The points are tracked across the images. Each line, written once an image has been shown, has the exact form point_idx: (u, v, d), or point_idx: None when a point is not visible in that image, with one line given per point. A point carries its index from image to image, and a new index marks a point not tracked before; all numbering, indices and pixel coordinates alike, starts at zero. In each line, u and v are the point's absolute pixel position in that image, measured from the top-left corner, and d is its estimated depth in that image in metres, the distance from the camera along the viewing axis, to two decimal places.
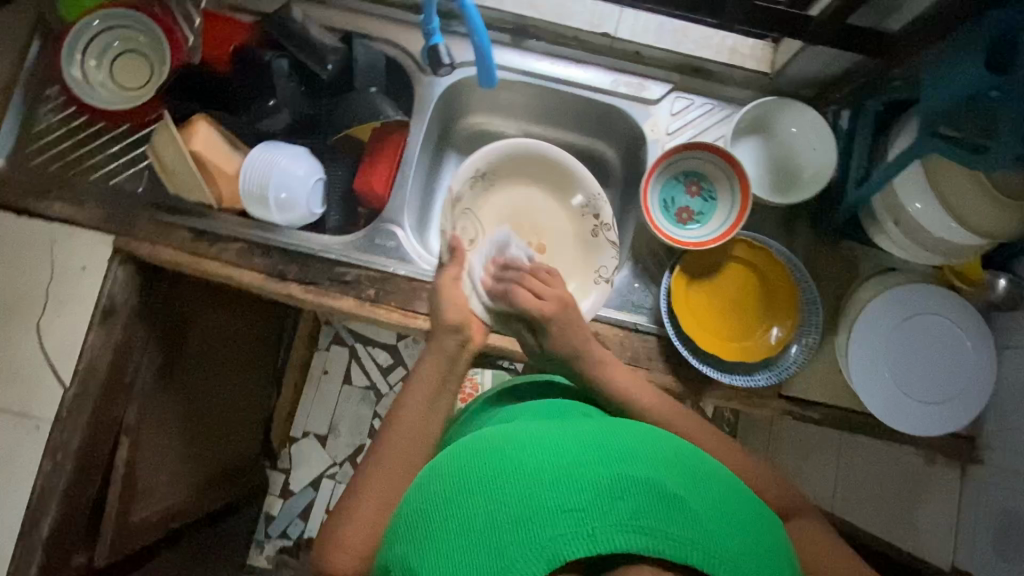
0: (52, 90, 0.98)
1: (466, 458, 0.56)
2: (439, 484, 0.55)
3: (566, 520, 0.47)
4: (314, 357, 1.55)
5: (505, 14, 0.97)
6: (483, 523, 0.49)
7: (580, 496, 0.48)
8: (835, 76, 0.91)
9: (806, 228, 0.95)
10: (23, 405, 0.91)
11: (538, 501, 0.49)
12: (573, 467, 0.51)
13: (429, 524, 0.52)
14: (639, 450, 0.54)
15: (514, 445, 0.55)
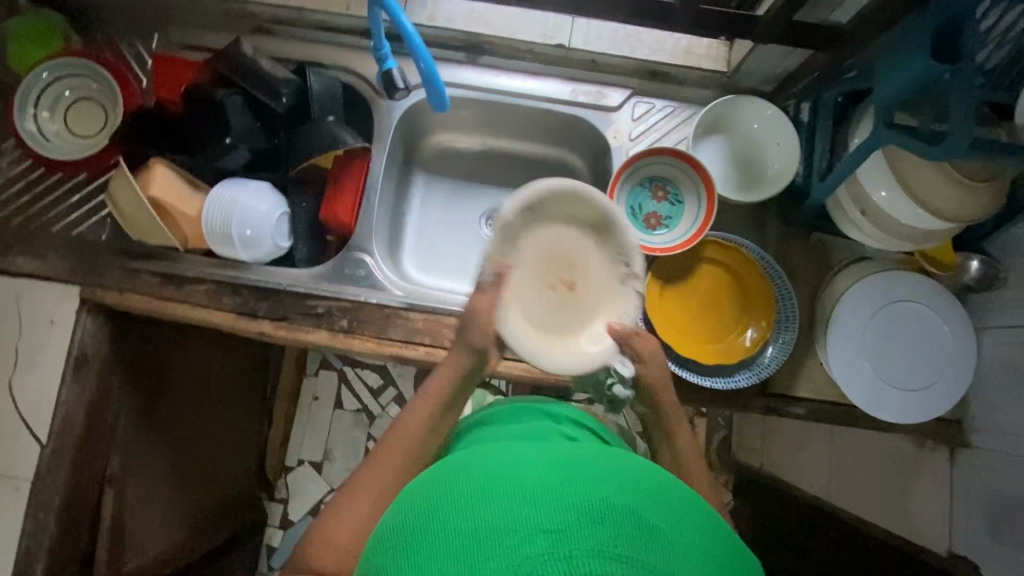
0: (7, 144, 0.97)
1: (446, 474, 0.52)
2: (415, 499, 0.51)
3: (540, 541, 0.43)
4: (303, 385, 1.54)
5: (457, 32, 0.96)
6: (452, 540, 0.45)
7: (557, 515, 0.44)
8: (792, 70, 0.91)
9: (776, 223, 0.95)
10: (2, 465, 0.90)
11: (514, 518, 0.44)
12: (554, 483, 0.47)
13: (400, 537, 0.48)
14: (626, 475, 0.50)
15: (498, 462, 0.51)
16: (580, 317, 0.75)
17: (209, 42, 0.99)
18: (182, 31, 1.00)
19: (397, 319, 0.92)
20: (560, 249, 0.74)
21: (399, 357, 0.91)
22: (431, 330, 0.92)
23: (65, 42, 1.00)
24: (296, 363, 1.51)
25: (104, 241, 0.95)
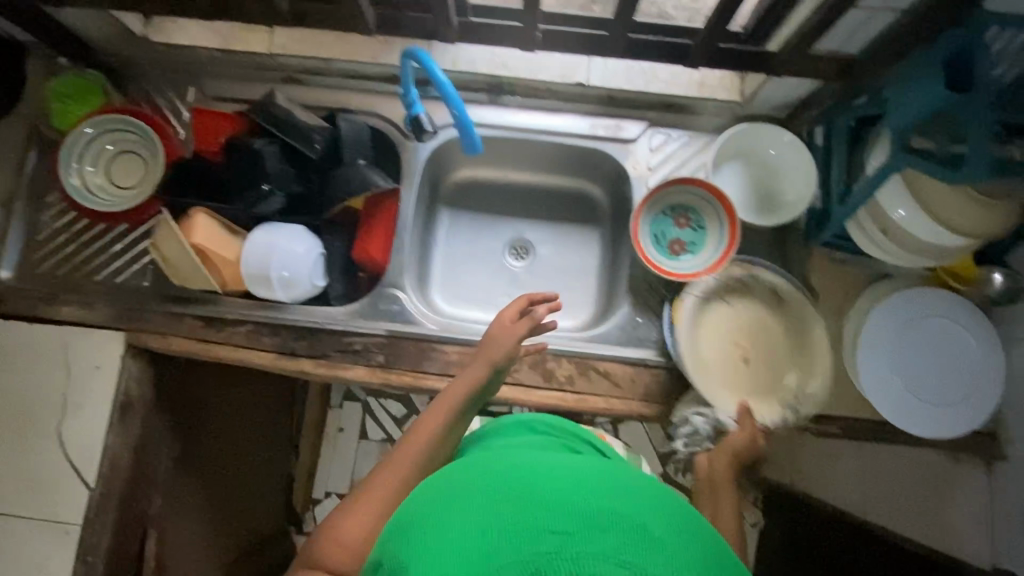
0: (52, 198, 1.01)
1: (463, 472, 0.53)
2: (430, 491, 0.51)
3: (549, 541, 0.43)
4: (328, 416, 1.56)
5: (480, 76, 0.99)
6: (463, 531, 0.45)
7: (569, 519, 0.44)
8: (804, 98, 0.95)
9: (797, 244, 0.97)
10: (51, 511, 0.92)
11: (527, 517, 0.45)
12: (569, 491, 0.47)
13: (412, 523, 0.48)
14: (645, 492, 0.50)
15: (516, 465, 0.52)
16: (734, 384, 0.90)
17: (242, 94, 1.04)
18: (216, 84, 1.05)
19: (432, 352, 0.95)
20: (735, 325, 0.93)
21: (436, 390, 0.93)
22: (466, 362, 0.94)
23: (106, 98, 1.03)
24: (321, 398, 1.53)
25: (146, 287, 0.99)
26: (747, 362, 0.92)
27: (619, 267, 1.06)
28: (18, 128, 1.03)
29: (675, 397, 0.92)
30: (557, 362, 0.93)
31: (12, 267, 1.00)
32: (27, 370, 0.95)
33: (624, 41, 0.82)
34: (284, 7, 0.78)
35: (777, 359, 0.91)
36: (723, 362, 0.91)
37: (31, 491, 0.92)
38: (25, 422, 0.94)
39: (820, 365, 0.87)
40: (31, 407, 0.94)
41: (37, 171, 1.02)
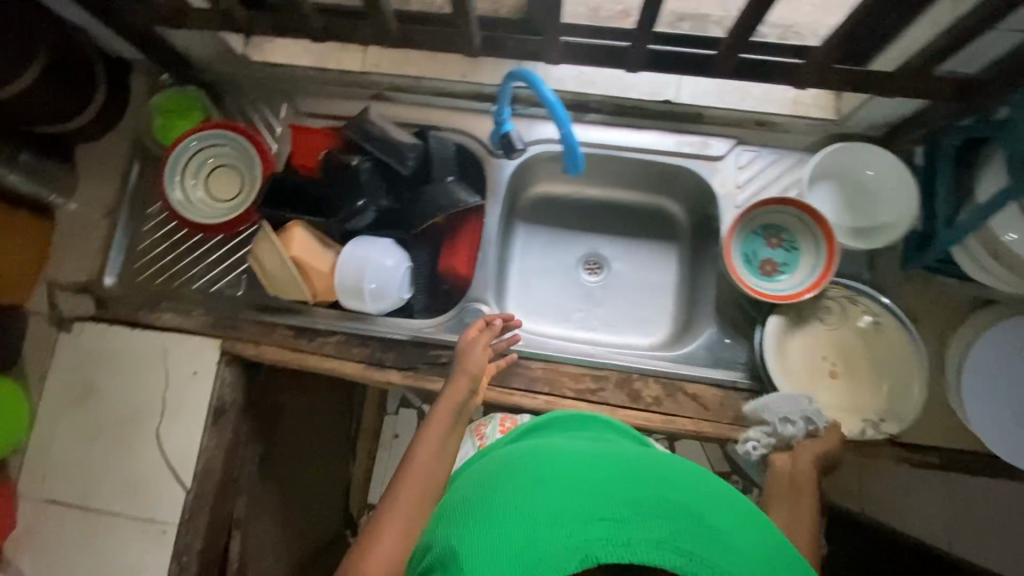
0: (152, 209, 1.06)
1: (509, 468, 0.59)
2: (483, 488, 0.57)
3: (600, 529, 0.48)
4: (384, 423, 1.46)
5: (566, 94, 1.01)
6: (520, 520, 0.50)
7: (614, 507, 0.50)
8: (904, 117, 0.92)
9: (893, 267, 0.94)
10: (149, 511, 0.95)
11: (576, 506, 0.50)
12: (610, 484, 0.53)
13: (468, 513, 0.54)
14: (676, 480, 0.55)
15: (557, 460, 0.57)
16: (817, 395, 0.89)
17: (331, 110, 1.06)
18: (306, 100, 1.07)
19: (517, 368, 0.95)
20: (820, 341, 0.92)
21: (521, 406, 0.93)
22: (550, 379, 0.94)
23: (205, 113, 1.05)
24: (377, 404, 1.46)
25: (239, 297, 1.02)
26: (836, 376, 0.91)
27: (700, 287, 1.04)
28: (123, 142, 1.08)
29: None
30: (644, 383, 0.93)
31: (114, 275, 1.04)
32: (128, 374, 0.99)
33: (734, 62, 0.83)
34: (394, 29, 0.84)
35: (869, 375, 0.90)
36: (813, 379, 0.91)
37: (129, 491, 0.96)
38: (126, 423, 0.97)
39: (914, 384, 0.86)
40: (132, 409, 0.98)
41: (138, 182, 1.06)
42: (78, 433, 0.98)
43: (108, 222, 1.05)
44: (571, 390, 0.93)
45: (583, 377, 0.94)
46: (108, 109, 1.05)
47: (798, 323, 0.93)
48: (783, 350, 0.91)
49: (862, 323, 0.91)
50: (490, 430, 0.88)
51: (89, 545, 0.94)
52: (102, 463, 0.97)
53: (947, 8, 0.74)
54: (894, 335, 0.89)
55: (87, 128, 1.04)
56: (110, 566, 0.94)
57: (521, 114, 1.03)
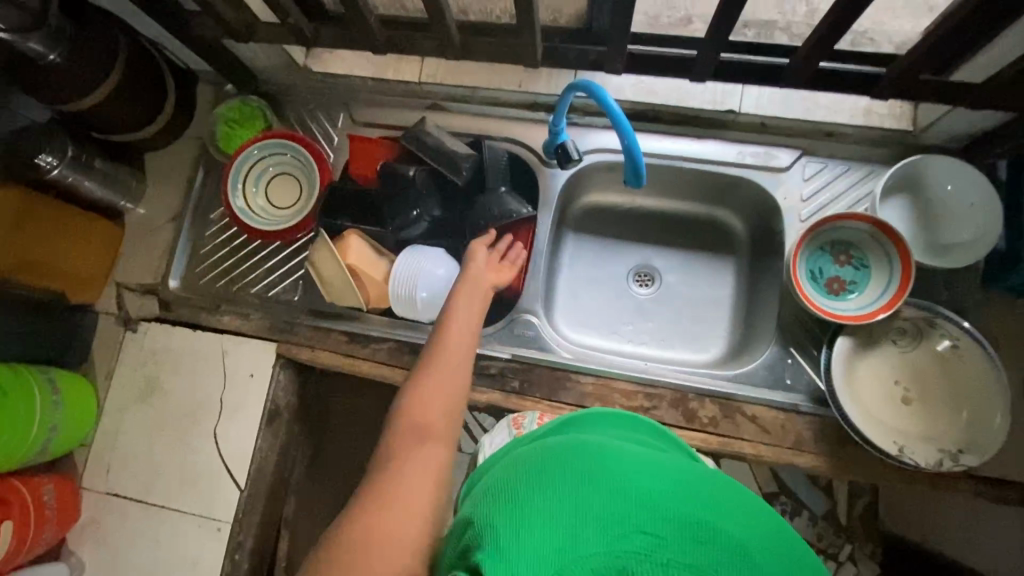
0: (215, 214, 1.09)
1: (552, 455, 0.55)
2: (523, 470, 0.54)
3: (640, 541, 0.46)
4: None
5: (625, 103, 1.00)
6: (559, 515, 0.48)
7: (660, 523, 0.47)
8: (990, 130, 0.87)
9: (973, 288, 0.89)
10: (206, 507, 0.97)
11: (620, 513, 0.48)
12: (658, 496, 0.49)
13: (507, 492, 0.52)
14: (725, 501, 0.52)
15: (605, 457, 0.54)
16: (885, 420, 0.85)
17: (386, 119, 1.07)
18: (362, 108, 1.08)
19: (568, 382, 0.94)
20: (891, 365, 0.87)
21: None
22: (601, 394, 0.92)
23: (265, 122, 1.08)
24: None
25: (295, 301, 1.04)
26: (909, 403, 0.85)
27: (760, 304, 1.00)
28: (190, 149, 1.12)
29: (828, 448, 0.86)
30: (700, 402, 0.90)
31: (177, 278, 1.07)
32: (190, 373, 1.02)
33: (813, 69, 0.81)
34: (456, 40, 0.85)
35: (946, 401, 0.84)
36: (882, 403, 0.86)
37: (188, 487, 0.98)
38: (187, 421, 1.01)
39: (998, 415, 0.80)
40: (192, 408, 1.01)
41: (202, 188, 1.10)
42: (142, 430, 1.02)
43: (174, 227, 1.10)
44: (623, 407, 0.91)
45: (635, 393, 0.92)
46: (177, 117, 1.09)
47: (868, 346, 0.88)
48: (851, 374, 0.86)
49: (940, 348, 0.86)
50: (528, 420, 0.88)
51: (149, 539, 0.98)
52: (163, 460, 1.00)
53: None
54: (975, 362, 0.83)
55: (157, 136, 1.08)
56: (168, 560, 0.96)
57: (576, 123, 1.02)
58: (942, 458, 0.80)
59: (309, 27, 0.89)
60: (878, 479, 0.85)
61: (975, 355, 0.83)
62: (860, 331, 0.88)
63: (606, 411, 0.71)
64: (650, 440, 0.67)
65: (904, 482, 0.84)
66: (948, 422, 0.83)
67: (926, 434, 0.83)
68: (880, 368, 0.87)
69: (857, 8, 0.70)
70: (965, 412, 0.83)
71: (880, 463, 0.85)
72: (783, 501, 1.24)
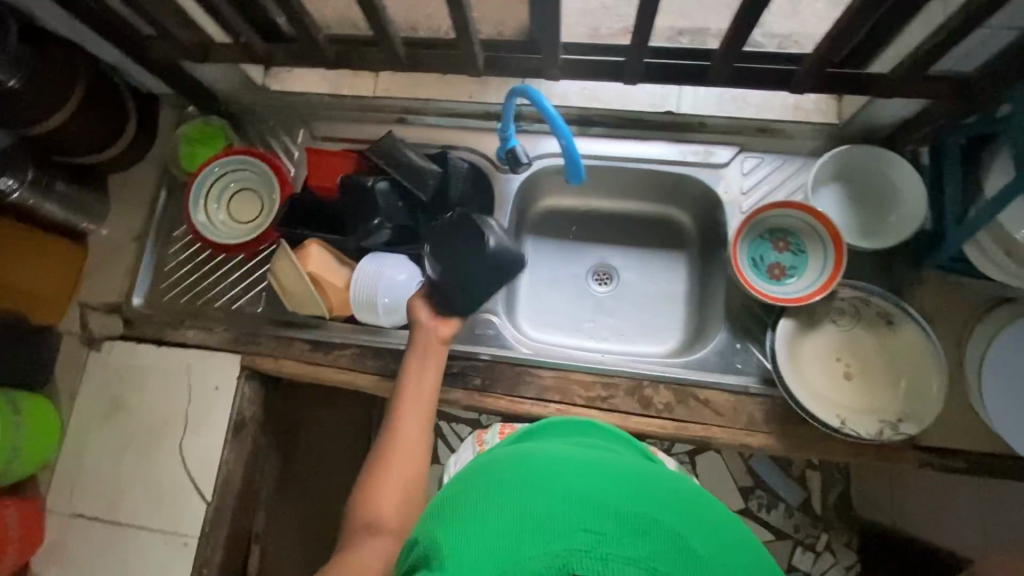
0: (178, 232, 1.11)
1: (496, 460, 0.50)
2: (468, 476, 0.49)
3: (580, 540, 0.41)
4: None
5: (571, 108, 1.05)
6: (497, 521, 0.43)
7: (602, 518, 0.42)
8: (907, 119, 0.93)
9: (904, 267, 0.94)
10: (172, 522, 0.97)
11: (562, 510, 0.42)
12: (601, 488, 0.44)
13: (449, 505, 0.47)
14: (675, 492, 0.47)
15: (547, 456, 0.48)
16: (830, 396, 0.88)
17: (351, 133, 1.11)
18: (322, 125, 1.12)
19: (527, 377, 0.96)
20: (834, 344, 0.91)
21: (532, 415, 0.94)
22: (561, 386, 0.95)
23: (226, 140, 1.11)
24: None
25: (259, 313, 1.06)
26: (851, 377, 0.89)
27: (710, 294, 1.04)
28: (153, 170, 1.14)
29: (779, 426, 0.89)
30: (655, 389, 0.93)
31: (141, 295, 1.08)
32: (155, 389, 1.03)
33: (733, 68, 0.87)
34: (402, 53, 0.90)
35: (885, 372, 0.88)
36: (827, 379, 0.89)
37: (155, 504, 0.98)
38: (152, 437, 1.01)
39: (933, 381, 0.85)
40: (158, 423, 1.01)
41: (165, 207, 1.12)
42: (106, 448, 1.01)
43: (137, 246, 1.11)
44: (581, 397, 0.94)
45: (593, 384, 0.94)
46: (139, 140, 1.12)
47: (812, 325, 0.92)
48: (796, 353, 0.90)
49: (877, 324, 0.90)
50: (491, 436, 0.90)
51: (113, 559, 0.97)
52: (127, 478, 1.00)
53: (940, 10, 0.75)
54: (909, 334, 0.88)
55: (120, 157, 1.11)
56: None
57: (527, 130, 1.07)
58: (883, 427, 0.84)
59: (262, 46, 0.93)
60: (828, 454, 0.88)
61: (909, 331, 0.88)
62: (801, 314, 0.92)
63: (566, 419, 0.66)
64: (607, 439, 0.63)
65: (854, 456, 0.87)
66: (889, 395, 0.87)
67: (867, 405, 0.87)
68: (824, 347, 0.91)
69: (759, 13, 0.77)
70: (904, 383, 0.87)
71: (829, 439, 0.89)
72: (759, 495, 1.24)
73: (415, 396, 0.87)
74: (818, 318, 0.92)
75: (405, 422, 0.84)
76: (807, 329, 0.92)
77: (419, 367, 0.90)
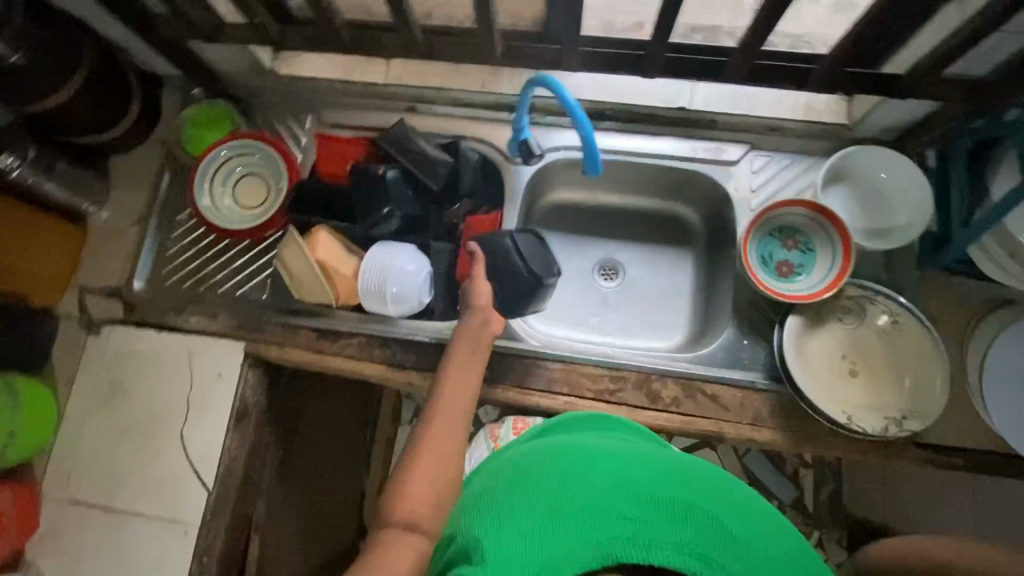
0: (182, 216, 1.09)
1: (528, 458, 0.52)
2: (502, 478, 0.51)
3: (622, 529, 0.42)
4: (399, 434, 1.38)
5: (583, 102, 1.04)
6: (537, 516, 0.44)
7: (641, 508, 0.43)
8: (916, 122, 0.94)
9: (909, 267, 0.95)
10: (173, 510, 0.95)
11: (601, 502, 0.44)
12: (635, 481, 0.47)
13: (483, 502, 0.49)
14: (706, 485, 0.48)
15: (580, 455, 0.51)
16: (837, 392, 0.90)
17: (360, 121, 1.10)
18: (331, 111, 1.11)
19: (536, 368, 0.96)
20: (840, 343, 0.93)
21: (540, 408, 0.94)
22: (569, 379, 0.95)
23: (233, 124, 1.09)
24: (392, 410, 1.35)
25: (264, 300, 1.04)
26: (856, 375, 0.91)
27: (716, 290, 1.05)
28: (156, 152, 1.12)
29: (785, 422, 0.90)
30: (663, 383, 0.94)
31: (142, 279, 1.06)
32: (156, 375, 1.01)
33: (750, 64, 0.87)
34: (419, 40, 0.90)
35: (888, 370, 0.90)
36: (832, 376, 0.91)
37: (155, 491, 0.96)
38: (153, 423, 0.99)
39: (937, 378, 0.86)
40: (159, 410, 0.99)
41: (168, 190, 1.10)
42: (104, 434, 0.99)
43: (138, 229, 1.09)
44: (589, 390, 0.94)
45: (601, 377, 0.95)
46: (143, 121, 1.10)
47: (819, 324, 0.93)
48: (802, 351, 0.91)
49: (881, 323, 0.92)
50: (504, 431, 0.95)
51: (112, 546, 0.95)
52: (126, 465, 0.98)
53: (957, 13, 0.76)
54: (915, 334, 0.89)
55: (123, 138, 1.08)
56: (132, 567, 0.94)
57: (539, 123, 1.07)
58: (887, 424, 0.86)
59: (275, 28, 0.92)
60: (832, 449, 0.89)
61: (917, 329, 0.89)
62: (809, 313, 0.93)
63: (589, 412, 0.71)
64: (628, 436, 0.66)
65: (857, 452, 0.89)
66: (892, 393, 0.89)
67: (871, 401, 0.89)
68: (831, 345, 0.92)
69: (781, 9, 0.77)
70: (908, 381, 0.89)
71: (833, 436, 0.90)
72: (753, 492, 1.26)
73: (455, 387, 0.80)
74: (825, 316, 0.93)
75: (444, 411, 0.76)
76: (815, 328, 0.93)
77: (460, 362, 0.84)
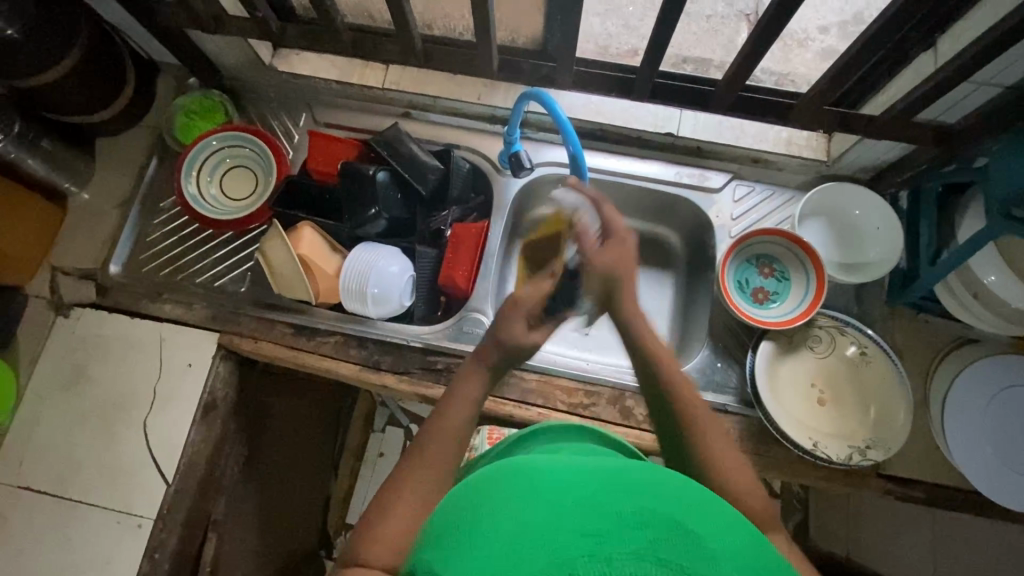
0: (166, 203, 1.08)
1: (487, 485, 0.52)
2: (461, 508, 0.50)
3: (582, 545, 0.41)
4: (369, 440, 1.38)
5: (575, 121, 1.07)
6: (497, 542, 0.43)
7: (599, 521, 0.43)
8: (891, 163, 0.98)
9: (878, 301, 0.99)
10: (127, 502, 0.92)
11: (560, 522, 0.43)
12: (591, 496, 0.46)
13: (444, 534, 0.47)
14: (661, 490, 0.49)
15: (536, 477, 0.51)
16: (805, 418, 0.92)
17: (354, 122, 1.11)
18: (325, 111, 1.12)
19: (512, 378, 0.96)
20: (810, 371, 0.95)
21: (513, 418, 0.94)
22: (544, 390, 0.96)
23: (226, 116, 1.10)
24: (365, 417, 1.37)
25: (242, 292, 1.03)
26: (825, 403, 0.93)
27: (695, 312, 1.06)
28: (146, 137, 1.11)
29: (753, 446, 0.91)
30: (636, 401, 0.95)
31: (119, 264, 1.05)
32: (122, 360, 0.98)
33: (735, 96, 0.91)
34: (419, 48, 0.91)
35: (854, 400, 0.92)
36: (801, 403, 0.93)
37: (109, 482, 0.93)
38: (115, 410, 0.96)
39: (900, 410, 0.88)
40: (123, 396, 0.97)
41: (154, 176, 1.09)
42: (64, 419, 0.96)
43: (119, 213, 1.08)
44: (563, 403, 0.95)
45: (575, 391, 0.96)
46: (135, 106, 1.09)
47: (791, 350, 0.96)
48: (773, 377, 0.93)
49: (850, 353, 0.94)
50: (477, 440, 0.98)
51: (60, 536, 0.91)
52: (85, 451, 0.95)
53: (930, 62, 0.80)
54: (881, 367, 0.92)
55: (114, 120, 1.08)
56: (78, 559, 0.90)
57: (531, 138, 1.09)
58: (854, 453, 0.88)
59: (277, 24, 0.94)
60: (798, 476, 0.91)
61: (885, 362, 0.91)
62: (781, 340, 0.95)
63: (563, 422, 0.77)
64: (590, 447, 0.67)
65: (821, 480, 0.90)
66: (858, 423, 0.91)
67: (836, 429, 0.91)
68: (802, 372, 0.95)
69: (766, 47, 0.80)
70: (875, 412, 0.91)
71: (800, 463, 0.91)
72: None
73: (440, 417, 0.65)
74: (796, 344, 0.96)
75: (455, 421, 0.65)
76: (787, 354, 0.95)
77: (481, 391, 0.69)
